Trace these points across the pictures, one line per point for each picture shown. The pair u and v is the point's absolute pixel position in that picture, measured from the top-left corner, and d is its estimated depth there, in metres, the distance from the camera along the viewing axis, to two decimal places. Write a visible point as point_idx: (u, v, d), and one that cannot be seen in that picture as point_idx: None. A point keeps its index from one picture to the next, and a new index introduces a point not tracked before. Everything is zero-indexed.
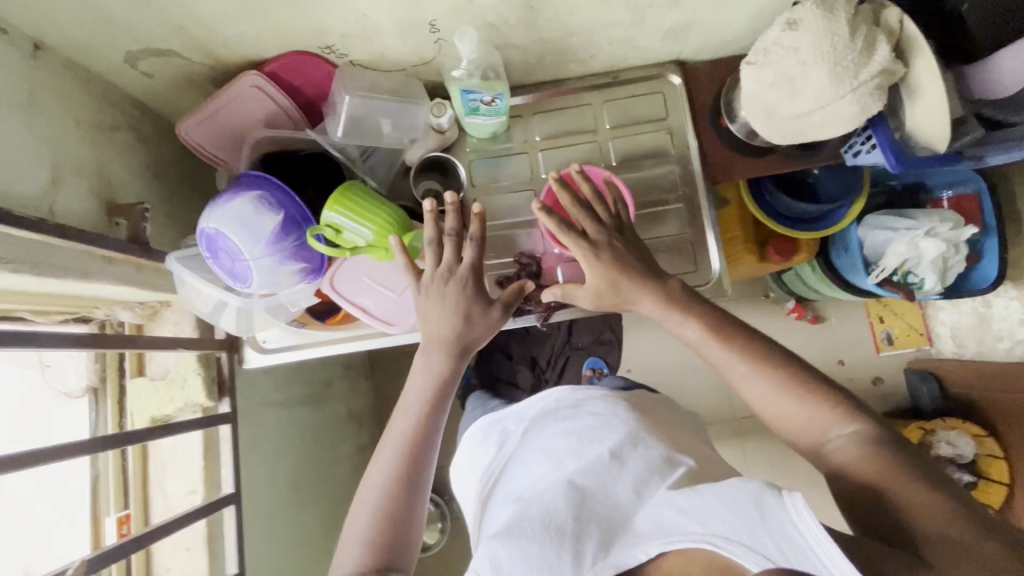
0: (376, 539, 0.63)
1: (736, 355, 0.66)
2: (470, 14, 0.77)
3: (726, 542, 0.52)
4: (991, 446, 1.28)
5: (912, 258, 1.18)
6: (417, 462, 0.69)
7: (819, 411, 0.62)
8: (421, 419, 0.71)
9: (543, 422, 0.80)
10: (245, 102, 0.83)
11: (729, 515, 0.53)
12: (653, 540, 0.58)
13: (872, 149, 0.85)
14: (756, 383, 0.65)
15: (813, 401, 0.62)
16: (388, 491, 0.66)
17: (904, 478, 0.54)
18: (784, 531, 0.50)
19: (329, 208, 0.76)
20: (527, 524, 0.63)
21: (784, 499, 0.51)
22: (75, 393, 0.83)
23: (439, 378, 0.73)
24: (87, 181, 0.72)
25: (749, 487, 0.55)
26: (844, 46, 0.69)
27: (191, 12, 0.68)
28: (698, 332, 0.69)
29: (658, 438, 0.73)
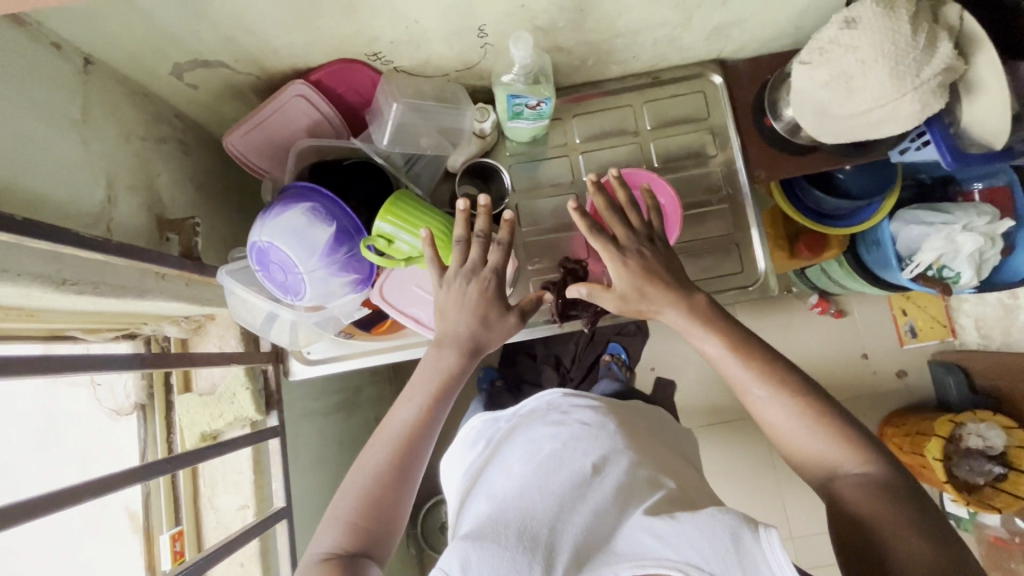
0: (358, 522, 0.64)
1: (755, 379, 0.66)
2: (520, 18, 0.76)
3: (695, 571, 0.55)
4: (1022, 437, 1.25)
5: (948, 254, 1.15)
6: (410, 456, 0.67)
7: (832, 446, 0.62)
8: (423, 413, 0.69)
9: (537, 420, 0.79)
10: (290, 111, 0.82)
11: (704, 544, 0.56)
12: (625, 561, 0.59)
13: (922, 146, 0.84)
14: (774, 411, 0.65)
15: (829, 436, 0.63)
16: (375, 479, 0.66)
17: (902, 525, 0.55)
18: (755, 564, 0.54)
19: (381, 218, 0.75)
20: (501, 529, 0.61)
21: (760, 536, 0.56)
22: (124, 410, 0.84)
23: (447, 374, 0.70)
24: (138, 196, 0.70)
25: (725, 519, 0.58)
26: (907, 44, 0.68)
27: (243, 22, 0.66)
28: (724, 350, 0.67)
29: (637, 453, 0.73)
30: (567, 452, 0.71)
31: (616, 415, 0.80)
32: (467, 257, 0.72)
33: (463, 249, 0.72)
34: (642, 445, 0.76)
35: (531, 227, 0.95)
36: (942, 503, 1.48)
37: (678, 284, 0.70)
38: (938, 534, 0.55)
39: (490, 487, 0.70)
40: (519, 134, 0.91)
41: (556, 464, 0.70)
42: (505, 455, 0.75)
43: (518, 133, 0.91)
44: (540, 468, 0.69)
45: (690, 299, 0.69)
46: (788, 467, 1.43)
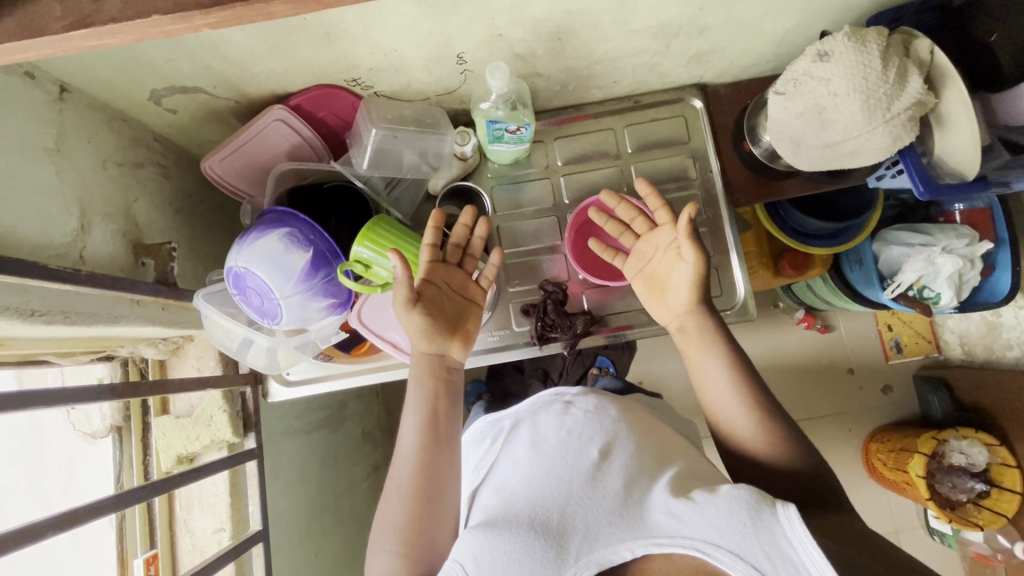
0: (410, 551, 0.66)
1: (738, 397, 0.70)
2: (498, 47, 0.77)
3: (714, 549, 0.55)
4: (1005, 454, 1.24)
5: (928, 274, 1.16)
6: (432, 468, 0.70)
7: (790, 463, 0.67)
8: (421, 424, 0.72)
9: (535, 415, 0.79)
10: (269, 135, 0.82)
11: (724, 524, 0.56)
12: (640, 539, 0.58)
13: (898, 174, 0.85)
14: (740, 423, 0.70)
15: (787, 453, 0.68)
16: (407, 502, 0.68)
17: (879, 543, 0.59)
18: (777, 543, 0.54)
19: (358, 242, 0.75)
20: (512, 520, 0.62)
21: (778, 512, 0.56)
22: (99, 433, 0.84)
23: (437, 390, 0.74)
24: (114, 223, 0.70)
25: (741, 496, 0.58)
26: (877, 79, 0.69)
27: (221, 52, 0.67)
28: (720, 366, 0.72)
29: (638, 437, 0.72)
30: (569, 438, 0.71)
31: (619, 403, 0.79)
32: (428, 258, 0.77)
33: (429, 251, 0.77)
34: (646, 431, 0.76)
35: (512, 248, 0.96)
36: (925, 518, 1.50)
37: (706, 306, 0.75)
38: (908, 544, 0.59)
39: (497, 485, 0.71)
40: (502, 156, 0.91)
41: (559, 449, 0.70)
42: (508, 451, 0.75)
43: (499, 155, 0.91)
44: (544, 456, 0.70)
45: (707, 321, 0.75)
46: None
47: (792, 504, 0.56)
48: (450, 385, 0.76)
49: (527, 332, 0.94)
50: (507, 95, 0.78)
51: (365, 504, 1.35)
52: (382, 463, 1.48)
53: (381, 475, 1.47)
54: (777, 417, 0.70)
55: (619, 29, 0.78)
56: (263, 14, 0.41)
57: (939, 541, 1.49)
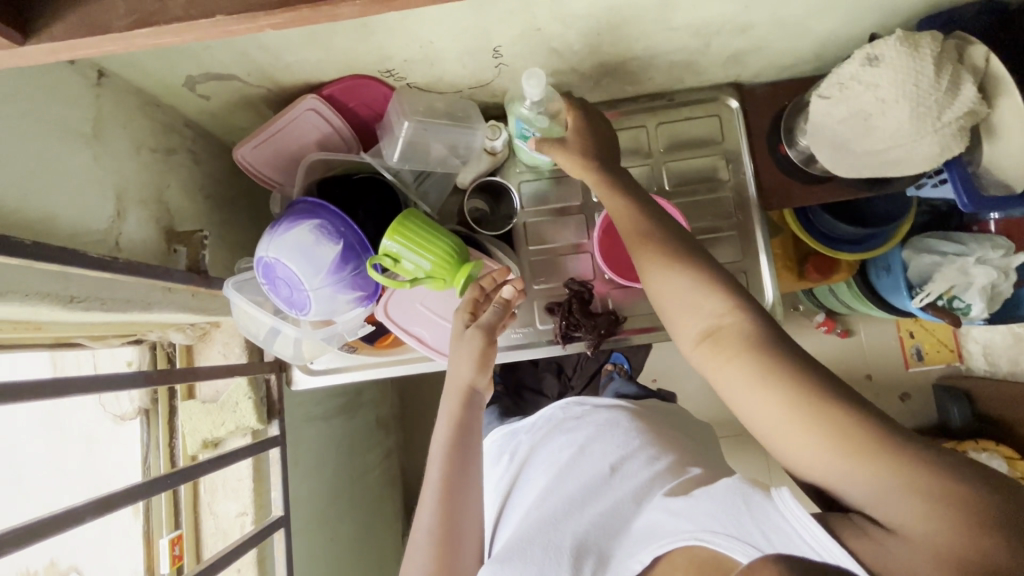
0: None
1: (698, 289, 0.56)
2: (535, 42, 0.75)
3: (710, 535, 0.51)
4: None
5: (960, 284, 1.14)
6: (457, 498, 0.67)
7: (819, 440, 0.46)
8: (447, 457, 0.68)
9: (547, 435, 0.80)
10: (302, 124, 0.82)
11: (719, 511, 0.53)
12: (646, 546, 0.56)
13: (940, 183, 0.83)
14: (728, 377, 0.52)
15: (818, 433, 0.46)
16: (433, 535, 0.66)
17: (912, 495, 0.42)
18: (771, 521, 0.49)
19: (387, 236, 0.75)
20: (526, 547, 0.62)
21: (772, 495, 0.50)
22: (128, 415, 0.85)
23: (461, 416, 0.70)
24: (148, 209, 0.70)
25: (735, 486, 0.55)
26: (929, 86, 0.66)
27: (259, 41, 0.66)
28: (667, 264, 0.59)
29: (649, 444, 0.73)
30: (581, 457, 0.73)
31: (631, 411, 0.80)
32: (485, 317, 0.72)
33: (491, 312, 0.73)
34: (660, 438, 0.76)
35: (539, 246, 0.95)
36: None
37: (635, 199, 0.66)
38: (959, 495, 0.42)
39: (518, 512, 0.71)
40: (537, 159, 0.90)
41: (571, 470, 0.71)
42: (527, 471, 0.77)
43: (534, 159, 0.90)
44: (557, 478, 0.71)
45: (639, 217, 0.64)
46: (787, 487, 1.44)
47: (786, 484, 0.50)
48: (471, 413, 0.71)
49: (550, 330, 0.93)
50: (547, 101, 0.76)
51: (378, 489, 1.37)
52: (395, 451, 1.50)
53: (395, 462, 1.49)
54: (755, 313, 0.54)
55: (660, 26, 0.76)
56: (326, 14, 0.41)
57: None
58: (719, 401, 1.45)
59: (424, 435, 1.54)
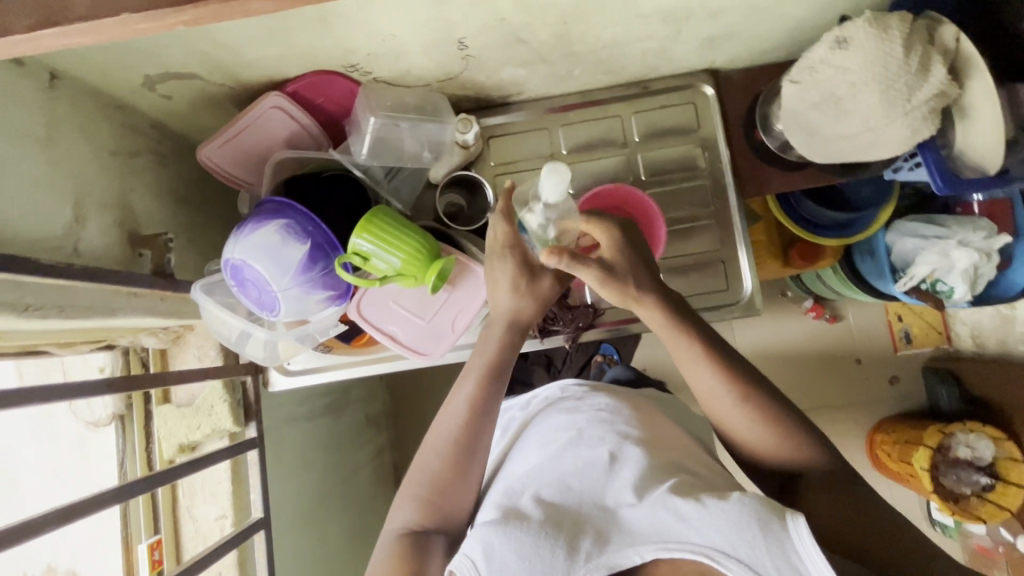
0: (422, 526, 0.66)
1: (715, 374, 0.65)
2: (501, 32, 0.74)
3: (723, 558, 0.54)
4: (1011, 448, 1.23)
5: (942, 268, 1.13)
6: (465, 452, 0.68)
7: (767, 436, 0.64)
8: (469, 414, 0.69)
9: (549, 413, 0.80)
10: (268, 122, 0.81)
11: (732, 531, 0.54)
12: (648, 543, 0.58)
13: (915, 167, 0.82)
14: (719, 401, 0.65)
15: (766, 429, 0.64)
16: (432, 479, 0.67)
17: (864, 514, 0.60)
18: (784, 553, 0.53)
19: (356, 235, 0.74)
20: (525, 516, 0.61)
21: (788, 523, 0.54)
22: (102, 421, 0.84)
23: (489, 368, 0.70)
24: (110, 214, 0.69)
25: (748, 504, 0.56)
26: (898, 67, 0.65)
27: (214, 39, 0.65)
28: (699, 352, 0.66)
29: (646, 435, 0.72)
30: (580, 437, 0.72)
31: (633, 405, 0.80)
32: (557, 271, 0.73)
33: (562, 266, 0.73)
34: (654, 428, 0.75)
35: None
36: (929, 509, 1.49)
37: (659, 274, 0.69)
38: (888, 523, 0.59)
39: (507, 483, 0.71)
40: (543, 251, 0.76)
41: (570, 450, 0.70)
42: (521, 451, 0.77)
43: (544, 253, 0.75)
44: (555, 456, 0.70)
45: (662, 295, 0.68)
46: None
47: (800, 513, 0.54)
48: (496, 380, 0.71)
49: None
50: (559, 211, 0.70)
51: (369, 485, 1.37)
52: (386, 447, 1.49)
53: (386, 458, 1.49)
54: (767, 395, 0.64)
55: (628, 13, 0.74)
56: (239, 11, 0.41)
57: (942, 532, 1.48)
58: None
59: (415, 432, 1.53)
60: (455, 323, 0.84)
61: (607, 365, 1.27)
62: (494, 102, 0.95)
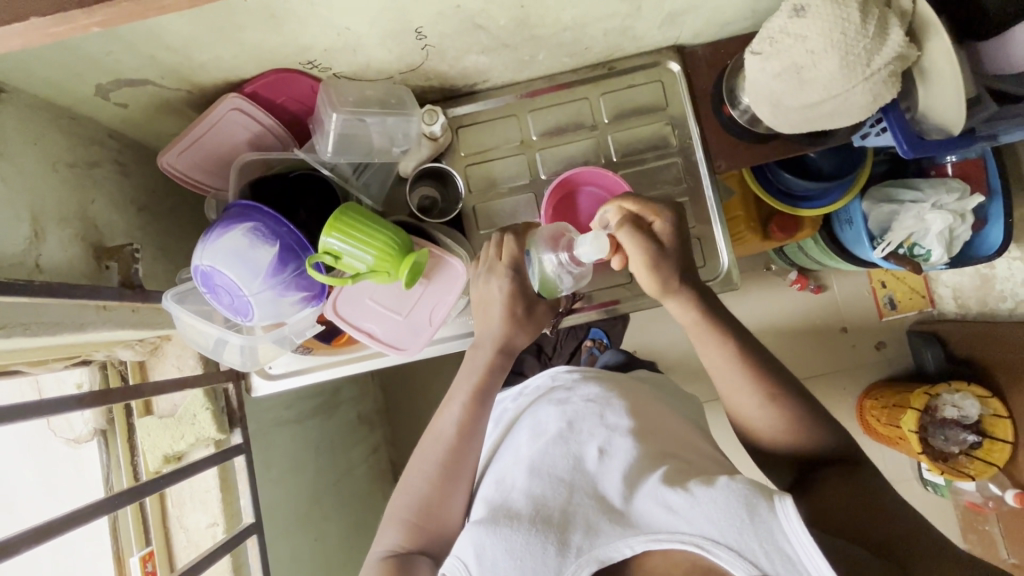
0: (421, 524, 0.70)
1: (727, 356, 0.71)
2: (458, 19, 0.73)
3: (711, 545, 0.55)
4: (997, 406, 1.25)
5: (918, 232, 1.14)
6: (461, 452, 0.73)
7: (775, 416, 0.70)
8: (465, 412, 0.74)
9: (538, 403, 0.81)
10: (228, 125, 0.79)
11: (721, 518, 0.55)
12: (640, 536, 0.58)
13: (882, 132, 0.82)
14: (732, 380, 0.71)
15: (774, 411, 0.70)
16: (430, 479, 0.72)
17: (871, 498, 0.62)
18: (773, 538, 0.53)
19: (326, 234, 0.73)
20: (516, 515, 0.62)
21: (776, 507, 0.55)
22: (83, 437, 0.84)
23: (482, 372, 0.76)
24: (70, 227, 0.68)
25: (738, 489, 0.57)
26: (855, 33, 0.65)
27: (163, 41, 0.63)
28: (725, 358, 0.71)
29: (637, 424, 0.74)
30: (569, 432, 0.73)
31: (622, 392, 0.81)
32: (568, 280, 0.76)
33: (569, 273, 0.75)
34: (647, 420, 0.76)
35: (489, 229, 0.94)
36: (919, 470, 1.51)
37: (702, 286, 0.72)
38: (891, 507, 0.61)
39: (498, 477, 0.73)
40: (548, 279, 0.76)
41: (559, 443, 0.71)
42: (508, 445, 0.78)
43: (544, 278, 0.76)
44: (544, 451, 0.71)
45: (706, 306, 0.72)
46: None
47: (789, 496, 0.55)
48: (489, 381, 0.76)
49: None
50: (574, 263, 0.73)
51: (365, 483, 1.38)
52: (382, 445, 1.49)
53: (382, 456, 1.49)
54: (784, 387, 0.70)
55: None
56: (153, 8, 0.45)
57: (933, 491, 1.50)
58: (696, 366, 1.46)
59: (410, 428, 1.54)
60: (432, 316, 0.84)
61: (596, 349, 1.28)
62: (460, 92, 0.94)
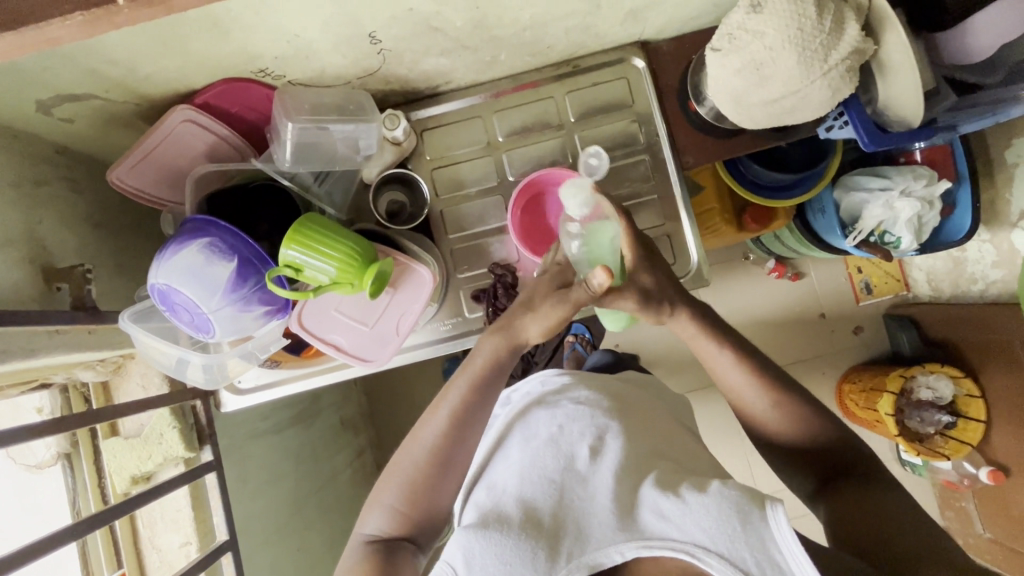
0: (407, 511, 0.67)
1: (740, 368, 0.73)
2: (412, 22, 0.71)
3: (703, 554, 0.56)
4: (969, 386, 1.28)
5: (888, 220, 1.15)
6: (456, 439, 0.69)
7: (795, 429, 0.70)
8: (467, 396, 0.70)
9: (531, 405, 0.81)
10: (181, 137, 0.77)
11: (712, 527, 0.56)
12: (630, 542, 0.59)
13: (845, 125, 0.81)
14: (750, 394, 0.72)
15: (793, 426, 0.70)
16: (417, 466, 0.68)
17: (890, 519, 0.61)
18: (763, 543, 0.55)
19: (285, 246, 0.72)
20: (504, 519, 0.62)
21: (766, 514, 0.57)
22: (46, 462, 0.82)
23: (488, 362, 0.71)
24: (17, 250, 0.66)
25: (730, 497, 0.58)
26: (812, 29, 0.65)
27: (102, 55, 0.61)
28: (728, 360, 0.73)
29: (626, 428, 0.74)
30: (560, 434, 0.72)
31: (611, 394, 0.81)
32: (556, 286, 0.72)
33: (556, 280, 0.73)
34: (634, 421, 0.77)
35: (458, 233, 0.93)
36: (897, 451, 1.54)
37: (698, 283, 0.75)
38: (904, 521, 0.60)
39: (489, 480, 0.72)
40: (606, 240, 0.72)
41: (550, 446, 0.71)
42: (499, 444, 0.77)
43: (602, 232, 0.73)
44: (535, 453, 0.70)
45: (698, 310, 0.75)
46: None
47: (781, 504, 0.57)
48: (496, 368, 0.71)
49: (480, 318, 0.92)
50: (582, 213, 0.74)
51: (350, 489, 1.37)
52: (367, 448, 1.49)
53: (367, 459, 1.48)
54: (792, 395, 0.71)
55: None
56: (69, 28, 0.44)
57: (911, 471, 1.53)
58: (676, 358, 1.47)
59: (394, 430, 1.53)
60: (399, 326, 0.83)
61: (578, 345, 1.28)
62: (424, 94, 0.93)
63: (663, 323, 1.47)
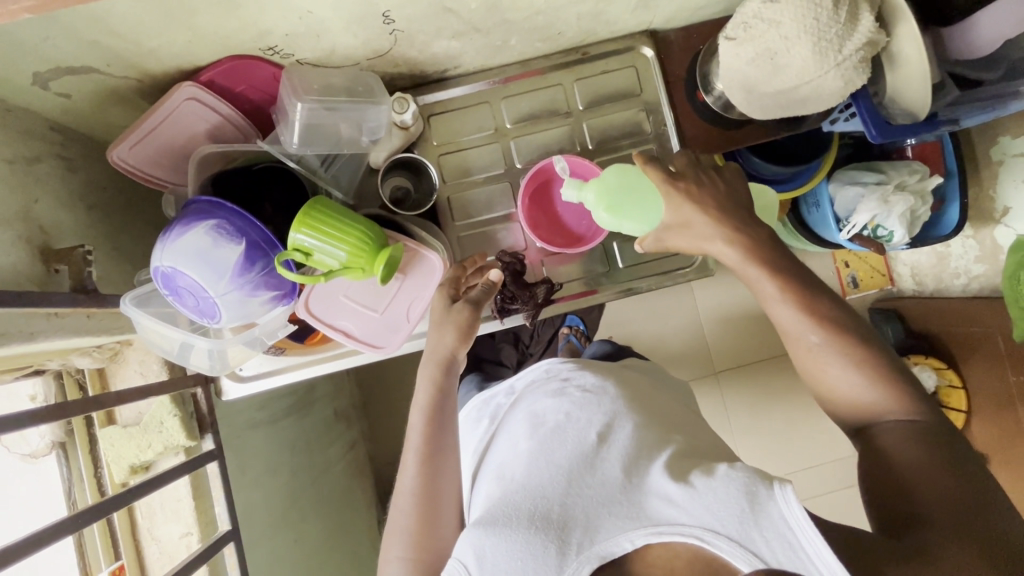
0: (419, 554, 0.68)
1: (778, 294, 0.66)
2: (426, 3, 0.70)
3: (713, 537, 0.56)
4: (951, 376, 1.32)
5: (882, 214, 1.14)
6: (436, 468, 0.72)
7: (846, 362, 0.64)
8: (429, 420, 0.73)
9: (534, 395, 0.81)
10: (184, 115, 0.75)
11: (721, 509, 0.57)
12: (640, 530, 0.59)
13: (851, 118, 0.84)
14: (792, 321, 0.66)
15: (845, 361, 0.64)
16: (414, 506, 0.70)
17: (940, 471, 0.56)
18: (774, 523, 0.55)
19: (295, 229, 0.70)
20: (512, 513, 0.62)
21: (775, 492, 0.57)
22: (40, 451, 0.79)
23: (433, 387, 0.75)
24: (15, 230, 0.63)
25: (737, 478, 0.59)
26: (828, 19, 0.65)
27: (105, 25, 0.58)
28: (775, 292, 0.67)
29: (636, 415, 0.74)
30: (566, 422, 0.72)
31: (618, 382, 0.81)
32: (473, 297, 0.78)
33: (478, 293, 0.79)
34: (642, 407, 0.77)
35: (465, 220, 0.92)
36: None
37: (759, 241, 0.69)
38: (968, 472, 0.56)
39: (495, 471, 0.72)
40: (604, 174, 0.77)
41: (556, 436, 0.70)
42: (505, 436, 0.77)
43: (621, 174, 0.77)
44: (541, 443, 0.70)
45: (747, 236, 0.69)
46: (740, 423, 1.49)
47: (789, 483, 0.56)
48: (446, 382, 0.75)
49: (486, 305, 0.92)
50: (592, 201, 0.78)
51: (345, 481, 1.35)
52: (360, 440, 1.47)
53: (361, 451, 1.47)
54: (843, 327, 0.65)
55: None
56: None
57: None
58: (671, 349, 1.49)
59: (388, 421, 1.51)
60: (410, 313, 0.82)
61: (574, 336, 1.28)
62: (431, 78, 0.91)
63: (658, 314, 1.49)
